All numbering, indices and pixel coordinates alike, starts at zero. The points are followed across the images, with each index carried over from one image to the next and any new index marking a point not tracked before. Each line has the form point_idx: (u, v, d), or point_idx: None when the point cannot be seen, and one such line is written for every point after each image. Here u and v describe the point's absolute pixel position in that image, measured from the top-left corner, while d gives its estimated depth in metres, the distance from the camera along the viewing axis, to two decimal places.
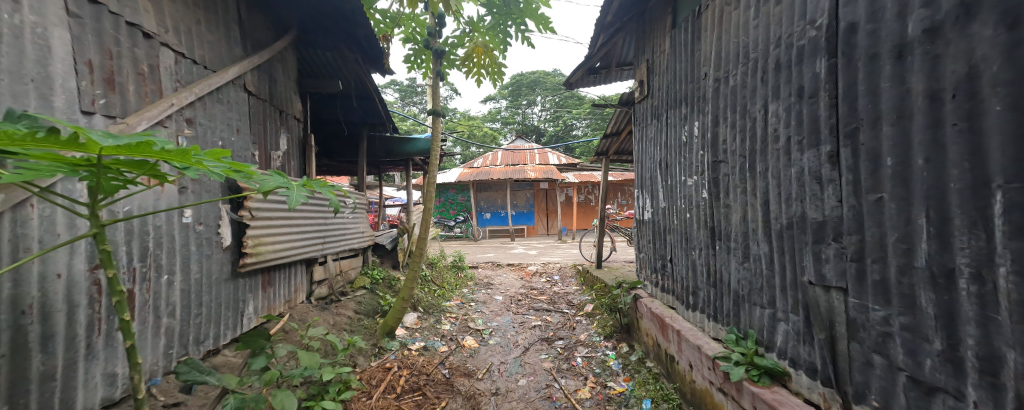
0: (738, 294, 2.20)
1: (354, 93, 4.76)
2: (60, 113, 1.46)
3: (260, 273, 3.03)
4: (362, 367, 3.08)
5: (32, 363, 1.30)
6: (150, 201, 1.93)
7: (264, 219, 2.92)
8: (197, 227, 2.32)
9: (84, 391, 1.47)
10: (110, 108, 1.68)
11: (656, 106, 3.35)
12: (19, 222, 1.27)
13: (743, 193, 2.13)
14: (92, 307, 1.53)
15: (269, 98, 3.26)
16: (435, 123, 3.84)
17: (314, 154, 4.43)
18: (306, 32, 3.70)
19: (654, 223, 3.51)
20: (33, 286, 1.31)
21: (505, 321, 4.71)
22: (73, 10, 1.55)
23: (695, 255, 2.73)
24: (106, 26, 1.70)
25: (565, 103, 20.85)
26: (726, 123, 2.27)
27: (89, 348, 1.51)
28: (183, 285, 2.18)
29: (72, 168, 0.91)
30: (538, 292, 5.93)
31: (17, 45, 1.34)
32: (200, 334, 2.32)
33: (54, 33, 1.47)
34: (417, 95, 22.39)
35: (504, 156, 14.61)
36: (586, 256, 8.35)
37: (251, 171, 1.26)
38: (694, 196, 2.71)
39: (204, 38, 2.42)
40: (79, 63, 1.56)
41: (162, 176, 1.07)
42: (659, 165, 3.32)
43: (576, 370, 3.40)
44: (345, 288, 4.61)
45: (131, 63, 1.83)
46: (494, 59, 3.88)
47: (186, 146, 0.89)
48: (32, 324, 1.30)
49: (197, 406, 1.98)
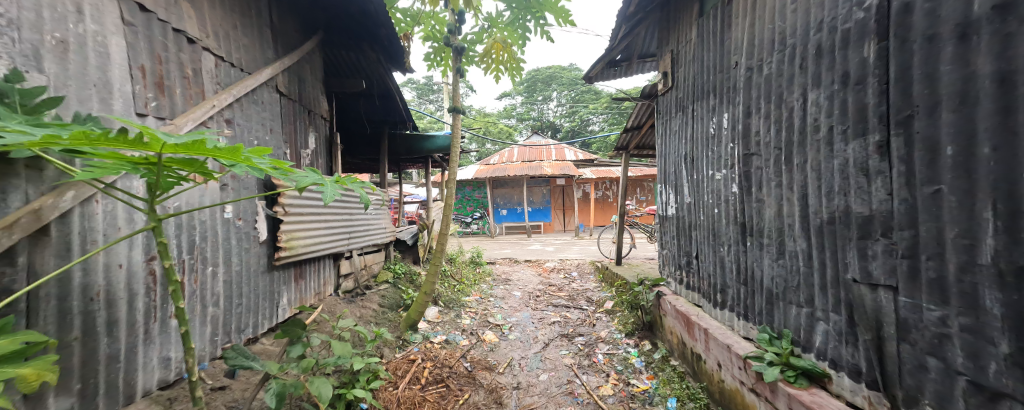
0: (772, 293, 2.12)
1: (377, 92, 4.88)
2: (119, 115, 1.57)
3: (292, 266, 3.17)
4: (387, 358, 3.18)
5: (100, 345, 1.41)
6: (196, 198, 2.07)
7: (296, 215, 3.06)
8: (236, 222, 2.45)
9: (143, 373, 1.60)
10: (160, 110, 1.79)
11: (682, 98, 3.25)
12: (87, 216, 1.38)
13: (777, 187, 2.03)
14: (149, 296, 1.65)
15: (299, 98, 3.40)
16: (455, 120, 3.87)
17: (339, 152, 4.56)
18: (331, 33, 3.81)
19: (679, 218, 3.43)
20: (99, 276, 1.42)
21: (524, 316, 4.73)
22: (127, 18, 1.66)
23: (723, 251, 2.64)
24: (155, 33, 1.82)
25: (582, 98, 20.61)
26: (759, 114, 2.17)
27: (146, 333, 1.63)
28: (225, 276, 2.32)
29: (133, 166, 1.01)
30: (556, 289, 5.91)
31: (81, 53, 1.44)
32: (241, 323, 2.47)
33: (112, 41, 1.58)
34: (433, 93, 22.74)
35: (521, 153, 14.58)
36: (604, 253, 8.26)
37: (289, 169, 1.32)
38: (723, 190, 2.61)
39: (240, 42, 2.54)
40: (133, 69, 1.67)
41: (208, 173, 1.16)
42: (685, 159, 3.23)
43: (597, 367, 3.36)
44: (370, 282, 4.76)
45: (178, 67, 1.94)
46: (512, 54, 3.89)
47: (236, 145, 0.94)
48: (99, 309, 1.41)
49: (239, 390, 2.09)
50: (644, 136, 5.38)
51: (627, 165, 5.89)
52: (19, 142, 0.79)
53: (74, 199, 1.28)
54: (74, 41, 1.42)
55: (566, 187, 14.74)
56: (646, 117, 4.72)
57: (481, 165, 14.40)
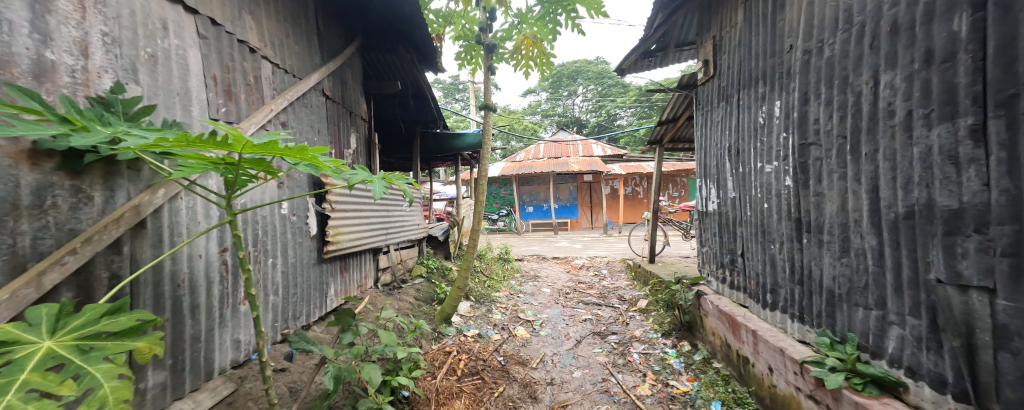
0: (833, 293, 1.96)
1: (411, 92, 5.03)
2: (197, 120, 1.74)
3: (337, 260, 3.37)
4: (425, 349, 3.30)
5: (186, 326, 1.58)
6: (258, 196, 2.25)
7: (341, 211, 3.24)
8: (291, 218, 2.64)
9: (219, 353, 1.77)
10: (229, 115, 1.97)
11: (725, 87, 3.07)
12: (175, 211, 1.54)
13: (841, 179, 1.87)
14: (223, 284, 1.83)
15: (341, 101, 3.58)
16: (486, 117, 3.91)
17: (377, 151, 4.76)
18: (368, 37, 3.96)
19: (721, 214, 3.26)
20: (184, 265, 1.59)
21: (555, 313, 4.71)
22: (202, 32, 1.84)
23: (774, 249, 2.48)
24: (224, 44, 1.99)
25: (609, 92, 20.09)
26: (818, 100, 2.01)
27: (221, 317, 1.80)
28: (282, 267, 2.51)
29: (213, 166, 1.12)
30: (586, 286, 5.82)
31: (168, 65, 1.62)
32: (296, 311, 2.66)
33: (190, 53, 1.75)
34: (459, 92, 23.09)
35: (548, 149, 14.46)
36: (635, 250, 8.03)
37: (342, 167, 1.41)
38: (774, 184, 2.44)
39: (292, 50, 2.72)
40: (207, 78, 1.84)
41: (274, 171, 1.27)
42: (728, 152, 3.06)
43: (633, 366, 3.28)
44: (405, 276, 4.94)
45: (242, 75, 2.11)
46: (542, 50, 3.88)
47: (304, 144, 1.04)
48: (185, 294, 1.58)
49: (297, 372, 2.27)
50: (679, 129, 5.15)
51: (660, 160, 5.66)
52: (139, 146, 0.92)
53: (165, 196, 1.43)
54: (163, 56, 1.60)
55: (594, 183, 14.41)
56: (681, 109, 4.50)
57: (508, 162, 14.42)
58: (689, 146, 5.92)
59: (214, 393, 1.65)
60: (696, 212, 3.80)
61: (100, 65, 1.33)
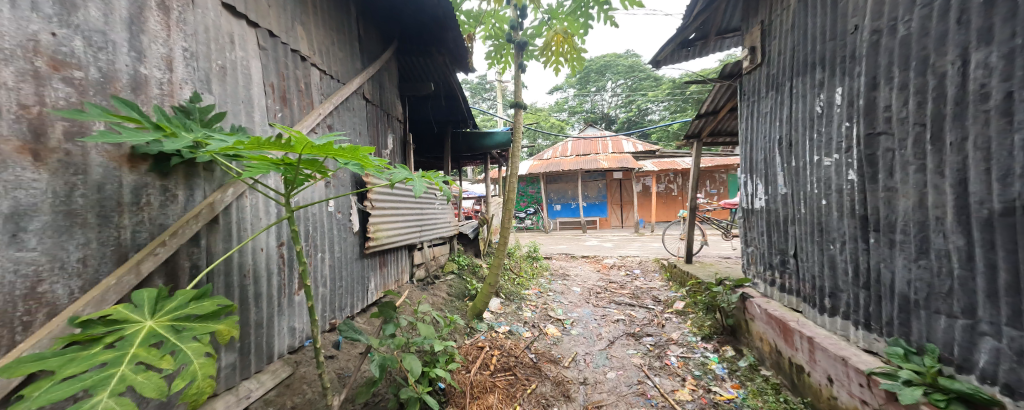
0: (907, 299, 1.78)
1: (443, 93, 5.15)
2: (258, 125, 1.89)
3: (377, 255, 3.52)
4: (459, 344, 3.37)
5: (251, 313, 1.74)
6: (309, 194, 2.41)
7: (380, 209, 3.39)
8: (337, 215, 2.81)
9: (279, 339, 1.93)
10: (284, 119, 2.12)
11: (775, 75, 2.85)
12: (242, 208, 1.69)
13: (918, 172, 1.68)
14: (282, 275, 1.98)
15: (379, 104, 3.73)
16: (517, 115, 3.92)
17: (412, 151, 4.92)
18: (404, 41, 4.10)
19: (770, 211, 3.04)
20: (249, 257, 1.74)
21: (586, 312, 4.63)
22: (262, 43, 1.99)
23: (833, 250, 2.28)
24: (280, 54, 2.14)
25: (640, 86, 19.42)
26: (889, 85, 1.81)
27: (281, 306, 1.95)
28: (330, 261, 2.66)
29: (274, 166, 1.22)
30: (618, 286, 5.67)
31: (235, 76, 1.77)
32: (342, 303, 2.82)
33: (253, 64, 1.90)
34: (486, 92, 23.25)
35: (576, 146, 14.22)
36: (669, 249, 7.71)
37: (387, 166, 1.48)
38: (834, 179, 2.24)
39: (337, 56, 2.87)
40: (266, 85, 1.99)
41: (325, 171, 1.35)
42: (779, 145, 2.84)
43: (671, 370, 3.15)
44: (438, 272, 5.07)
45: (295, 82, 2.26)
46: (573, 45, 3.84)
47: (355, 145, 1.10)
48: (250, 284, 1.74)
49: (344, 359, 2.41)
50: (719, 122, 4.86)
51: (698, 155, 5.37)
52: (220, 148, 1.03)
53: (234, 194, 1.58)
54: (231, 67, 1.75)
55: (625, 180, 13.99)
56: (722, 101, 4.24)
57: (537, 160, 14.32)
58: (729, 140, 5.58)
59: (275, 374, 1.82)
60: (740, 210, 3.57)
61: (182, 77, 1.49)
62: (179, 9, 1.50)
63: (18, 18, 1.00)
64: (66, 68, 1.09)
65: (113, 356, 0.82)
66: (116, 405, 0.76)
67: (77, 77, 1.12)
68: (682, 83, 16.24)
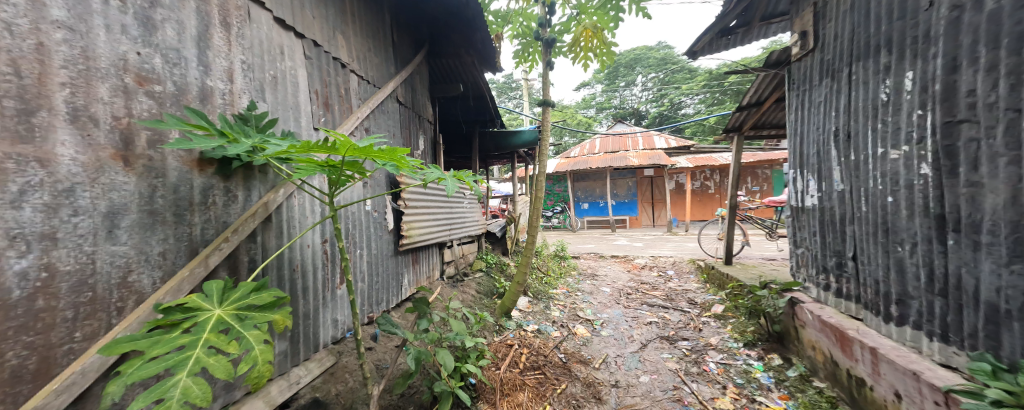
0: (996, 309, 1.60)
1: (472, 94, 5.23)
2: (305, 130, 2.02)
3: (410, 252, 3.64)
4: (488, 341, 3.42)
5: (300, 305, 1.86)
6: (348, 194, 2.54)
7: (412, 208, 3.50)
8: (373, 214, 2.94)
9: (324, 330, 2.05)
10: (327, 124, 2.25)
11: (830, 61, 2.65)
12: (291, 207, 1.81)
13: (1010, 164, 1.51)
14: (326, 271, 2.10)
15: (411, 106, 3.85)
16: (545, 113, 3.91)
17: (441, 152, 5.03)
18: (434, 44, 4.20)
19: (824, 209, 2.83)
20: (298, 253, 1.86)
21: (616, 313, 4.54)
22: (307, 53, 2.12)
23: (900, 252, 2.09)
24: (323, 62, 2.27)
25: (672, 78, 18.65)
26: (975, 66, 1.63)
27: (325, 299, 2.08)
28: (367, 258, 2.79)
29: (319, 168, 1.30)
30: (650, 287, 5.50)
31: (285, 84, 1.91)
32: (379, 298, 2.94)
33: (300, 73, 2.03)
34: (512, 90, 23.28)
35: (605, 143, 13.93)
36: (705, 249, 7.37)
37: (421, 167, 1.53)
38: (903, 173, 2.04)
39: (373, 62, 3.00)
40: (311, 92, 2.12)
41: (365, 172, 1.42)
42: (835, 136, 2.63)
43: (710, 376, 3.01)
44: (466, 269, 5.16)
45: (336, 88, 2.39)
46: (603, 40, 3.77)
47: (394, 146, 1.15)
48: (299, 278, 1.86)
49: (382, 352, 2.52)
50: (762, 114, 4.56)
51: (738, 150, 5.08)
52: (276, 152, 1.12)
53: (284, 194, 1.70)
54: (282, 76, 1.89)
55: (656, 178, 13.51)
56: (766, 93, 3.98)
57: (564, 158, 14.16)
58: (772, 133, 5.23)
59: (321, 363, 1.95)
60: (789, 208, 3.37)
61: (241, 88, 1.62)
62: (238, 25, 1.64)
63: (112, 41, 1.14)
64: (149, 83, 1.24)
65: (190, 339, 0.93)
66: (192, 384, 0.87)
67: (157, 90, 1.27)
68: (719, 73, 15.40)
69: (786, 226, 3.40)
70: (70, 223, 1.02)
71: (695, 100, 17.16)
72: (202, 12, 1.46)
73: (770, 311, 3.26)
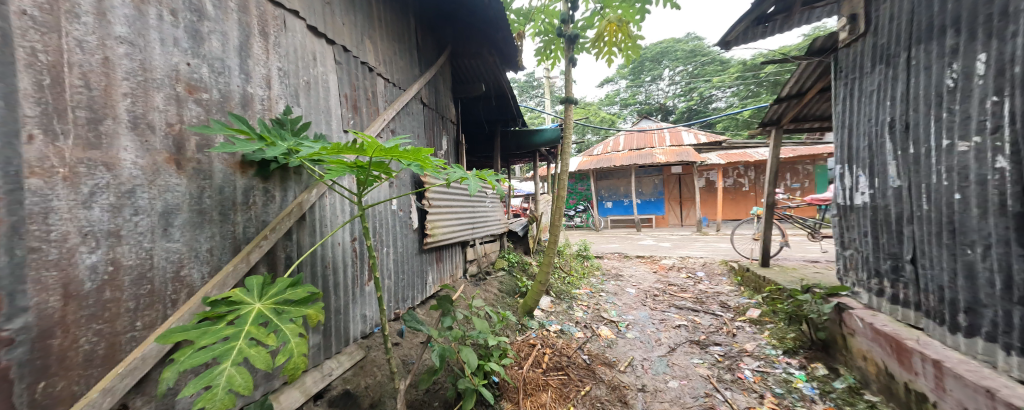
0: None
1: (493, 93, 5.26)
2: (336, 133, 2.10)
3: (434, 251, 3.71)
4: (511, 340, 3.43)
5: (331, 300, 1.95)
6: (375, 194, 2.63)
7: (436, 207, 3.57)
8: (399, 213, 3.02)
9: (354, 325, 2.14)
10: (355, 126, 2.33)
11: (884, 46, 2.47)
12: (322, 206, 1.90)
13: None
14: (355, 268, 2.19)
15: (435, 107, 3.92)
16: (568, 110, 3.87)
17: (464, 151, 5.09)
18: (457, 45, 4.26)
19: (876, 208, 2.65)
20: (329, 250, 1.95)
21: (642, 315, 4.44)
22: (338, 59, 2.21)
23: (971, 255, 1.92)
24: (352, 67, 2.36)
25: (702, 71, 17.93)
26: None
27: (355, 296, 2.16)
28: (393, 255, 2.87)
29: (348, 170, 1.35)
30: (678, 289, 5.34)
31: (317, 89, 2.00)
32: (404, 295, 3.03)
33: (331, 78, 2.12)
34: (534, 89, 23.18)
35: (629, 140, 13.62)
36: (738, 250, 7.06)
37: (444, 167, 1.55)
38: (973, 168, 1.87)
39: (398, 65, 3.08)
40: (341, 96, 2.20)
41: (391, 172, 1.46)
42: (889, 127, 2.45)
43: (745, 384, 2.88)
44: (489, 268, 5.21)
45: (364, 92, 2.47)
46: (628, 34, 3.69)
47: (417, 146, 1.18)
48: (330, 274, 1.95)
49: (407, 347, 2.60)
50: (804, 106, 4.31)
51: (776, 145, 4.82)
52: (308, 154, 1.18)
53: (317, 195, 1.78)
54: (315, 81, 1.98)
55: (685, 175, 13.05)
56: (808, 83, 3.77)
57: (586, 156, 13.98)
58: (814, 126, 4.93)
59: (351, 356, 2.04)
60: (836, 207, 3.20)
61: (278, 94, 1.72)
62: (275, 34, 1.73)
63: (167, 53, 1.24)
64: (198, 91, 1.33)
65: (233, 331, 0.99)
66: (236, 373, 0.94)
67: (205, 98, 1.36)
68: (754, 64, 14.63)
69: (831, 226, 3.27)
70: (133, 221, 1.12)
71: (727, 94, 16.43)
72: (243, 23, 1.56)
73: (813, 317, 3.03)
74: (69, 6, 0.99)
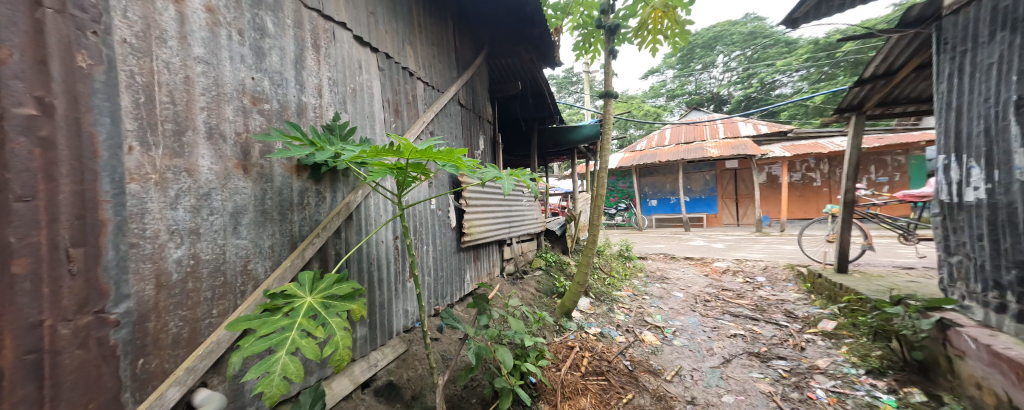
0: None
1: (530, 91, 5.28)
2: (380, 137, 2.22)
3: (471, 249, 3.79)
4: (549, 340, 3.43)
5: (376, 295, 2.07)
6: (415, 193, 2.75)
7: (473, 206, 3.64)
8: (437, 212, 3.12)
9: (397, 319, 2.25)
10: (397, 129, 2.45)
11: (1010, 9, 2.12)
12: (367, 206, 2.01)
13: None
14: (398, 265, 2.30)
15: (472, 108, 4.00)
16: (607, 105, 3.76)
17: (501, 151, 5.14)
18: (494, 45, 4.31)
19: (996, 208, 2.27)
20: (374, 247, 2.07)
21: (691, 322, 4.22)
22: (381, 66, 2.33)
23: None
24: (394, 72, 2.47)
25: (762, 55, 16.48)
26: None
27: (398, 291, 2.28)
28: (433, 253, 2.98)
29: (388, 172, 1.42)
30: (733, 295, 5.00)
31: (363, 96, 2.12)
32: (443, 292, 3.13)
33: (374, 84, 2.24)
34: (573, 84, 22.78)
35: (675, 135, 12.98)
36: (811, 252, 6.42)
37: (479, 166, 1.58)
38: None
39: (437, 68, 3.19)
40: (384, 101, 2.32)
41: (428, 173, 1.51)
42: (1016, 107, 2.09)
43: (817, 405, 2.61)
44: (526, 267, 5.24)
45: (405, 96, 2.59)
46: (673, 21, 3.52)
47: (450, 147, 1.23)
48: (375, 270, 2.07)
49: (446, 343, 2.69)
50: (894, 88, 3.83)
51: (858, 132, 4.33)
52: (351, 157, 1.26)
53: (362, 195, 1.89)
54: (360, 88, 2.10)
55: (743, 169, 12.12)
56: (901, 60, 3.35)
57: (628, 153, 13.52)
58: (907, 110, 4.35)
59: (394, 349, 2.15)
60: (938, 205, 2.85)
61: (328, 102, 1.85)
62: (326, 46, 1.86)
63: (234, 69, 1.38)
64: (261, 103, 1.48)
65: (288, 322, 1.09)
66: (290, 361, 1.03)
67: (266, 108, 1.50)
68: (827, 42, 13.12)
69: (930, 227, 2.93)
70: (209, 220, 1.27)
71: (792, 78, 14.93)
72: (299, 37, 1.70)
73: (907, 334, 2.68)
74: (159, 33, 1.14)
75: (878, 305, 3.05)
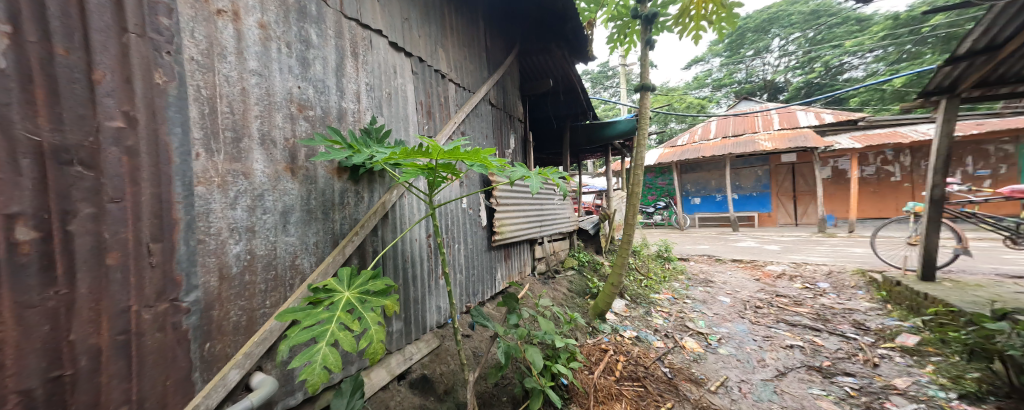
0: None
1: (561, 88, 5.25)
2: (413, 139, 2.31)
3: (502, 248, 3.83)
4: (581, 343, 3.41)
5: (410, 291, 2.16)
6: (446, 193, 2.83)
7: (503, 205, 3.68)
8: (469, 211, 3.20)
9: (430, 315, 2.33)
10: (430, 130, 2.53)
11: None
12: (400, 206, 2.10)
13: None
14: (430, 262, 2.38)
15: (503, 107, 4.04)
16: (643, 99, 3.64)
17: (531, 150, 5.13)
18: (525, 43, 4.32)
19: None
20: (407, 245, 2.16)
21: (738, 329, 4.02)
22: (414, 69, 2.42)
23: None
24: (426, 75, 2.55)
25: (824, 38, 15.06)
26: None
27: (431, 288, 2.36)
28: (463, 251, 3.05)
29: (420, 173, 1.48)
30: (789, 302, 4.68)
31: (397, 99, 2.21)
32: (474, 289, 3.20)
33: (408, 87, 2.33)
34: (608, 80, 22.19)
35: (721, 128, 12.33)
36: (889, 255, 5.84)
37: (508, 165, 1.59)
38: None
39: (468, 69, 3.25)
40: (417, 104, 2.41)
41: (458, 173, 1.55)
42: None
43: None
44: (558, 266, 5.23)
45: (437, 98, 2.67)
46: (717, 6, 3.35)
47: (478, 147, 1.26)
48: (409, 267, 2.16)
49: (477, 340, 2.76)
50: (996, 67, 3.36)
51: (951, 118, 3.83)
52: (384, 159, 1.32)
53: (396, 194, 1.98)
54: (395, 92, 2.19)
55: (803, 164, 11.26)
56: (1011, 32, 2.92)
57: (665, 148, 13.03)
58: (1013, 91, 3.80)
59: (428, 344, 2.24)
60: None
61: (366, 107, 1.95)
62: (363, 54, 1.96)
63: (284, 79, 1.50)
64: (306, 110, 1.59)
65: (327, 315, 1.17)
66: (329, 352, 1.11)
67: (311, 114, 1.61)
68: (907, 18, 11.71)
69: None
70: (263, 219, 1.39)
71: (865, 60, 13.43)
72: (340, 46, 1.80)
73: (1014, 355, 2.31)
74: (219, 49, 1.27)
75: (976, 321, 2.71)
